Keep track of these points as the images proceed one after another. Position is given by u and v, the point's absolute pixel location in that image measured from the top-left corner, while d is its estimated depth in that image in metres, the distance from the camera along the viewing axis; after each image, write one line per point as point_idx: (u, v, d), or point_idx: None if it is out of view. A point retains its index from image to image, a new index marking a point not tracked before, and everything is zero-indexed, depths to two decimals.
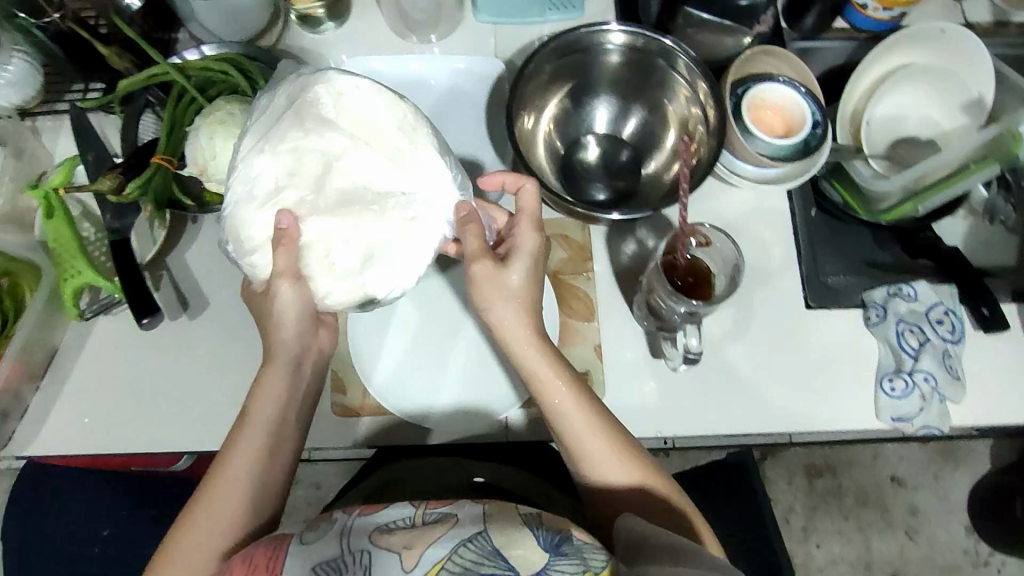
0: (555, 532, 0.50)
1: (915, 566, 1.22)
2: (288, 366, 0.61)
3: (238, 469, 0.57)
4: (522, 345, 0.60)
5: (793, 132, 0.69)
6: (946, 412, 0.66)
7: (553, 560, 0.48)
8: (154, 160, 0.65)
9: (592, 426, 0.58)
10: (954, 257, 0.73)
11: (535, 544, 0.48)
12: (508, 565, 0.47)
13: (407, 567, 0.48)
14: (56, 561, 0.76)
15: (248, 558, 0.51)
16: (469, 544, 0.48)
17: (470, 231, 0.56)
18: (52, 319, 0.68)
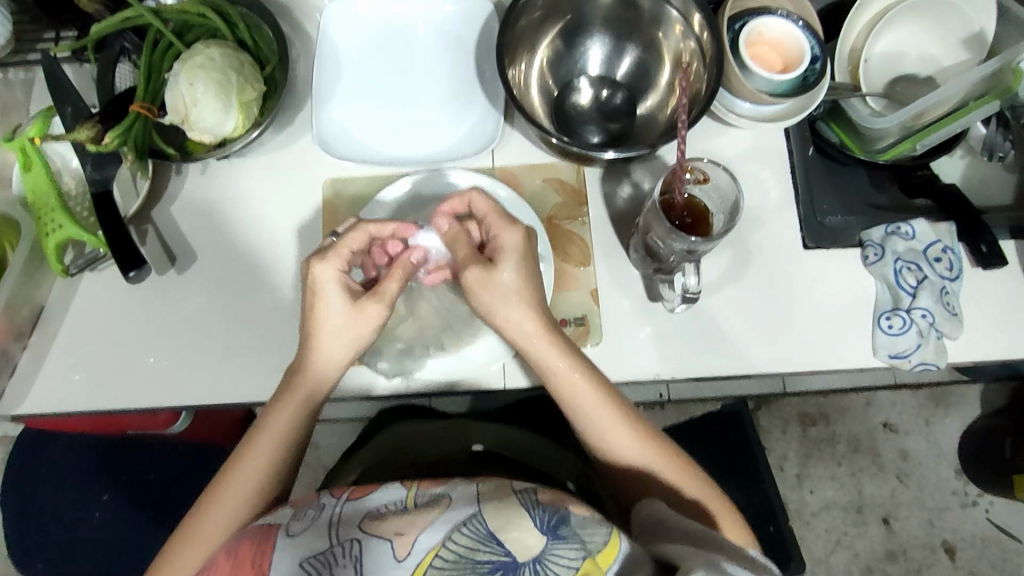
0: (552, 513, 0.48)
1: (906, 508, 1.24)
2: (307, 397, 0.59)
3: (250, 467, 0.57)
4: (534, 333, 0.59)
5: (791, 68, 0.67)
6: (943, 349, 0.66)
7: (551, 543, 0.47)
8: (133, 109, 0.63)
9: (607, 418, 0.58)
10: (953, 195, 0.72)
11: (530, 526, 0.47)
12: (503, 549, 0.46)
13: (399, 557, 0.47)
14: (64, 521, 0.90)
15: (233, 552, 0.50)
16: (463, 529, 0.48)
17: (458, 244, 0.60)
18: (37, 276, 0.67)
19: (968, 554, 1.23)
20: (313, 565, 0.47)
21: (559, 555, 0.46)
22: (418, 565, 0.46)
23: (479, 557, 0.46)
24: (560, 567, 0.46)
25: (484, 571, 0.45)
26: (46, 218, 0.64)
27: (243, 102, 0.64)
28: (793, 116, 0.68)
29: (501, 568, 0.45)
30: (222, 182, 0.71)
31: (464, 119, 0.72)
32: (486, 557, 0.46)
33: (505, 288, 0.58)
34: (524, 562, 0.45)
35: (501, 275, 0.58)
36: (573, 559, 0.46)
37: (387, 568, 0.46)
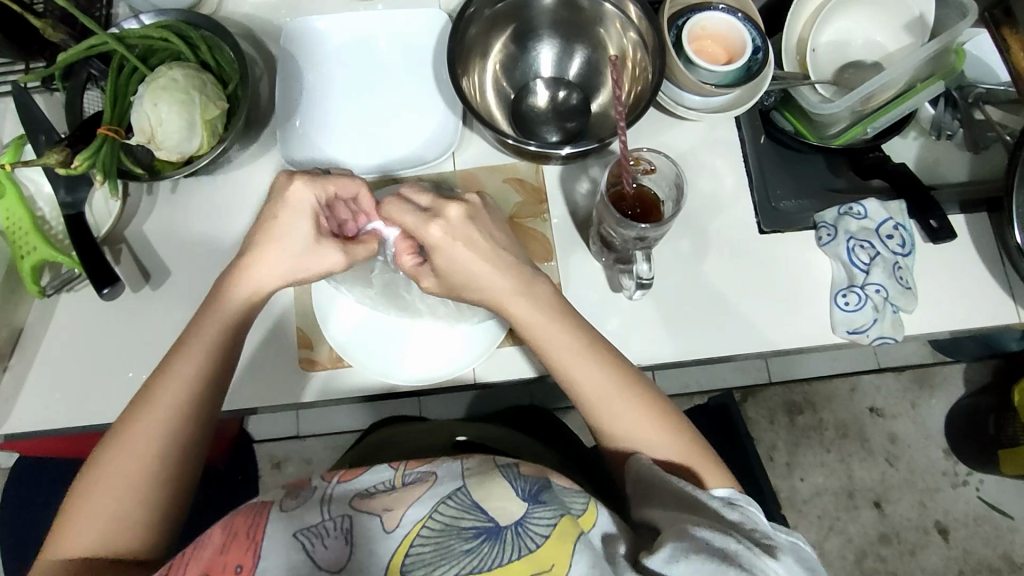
0: (532, 482, 0.48)
1: (897, 490, 1.25)
2: (214, 342, 0.58)
3: (150, 421, 0.55)
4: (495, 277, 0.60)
5: (734, 59, 0.70)
6: (899, 323, 0.68)
7: (530, 508, 0.46)
8: (101, 132, 0.65)
9: (577, 359, 0.59)
10: (901, 174, 0.72)
11: (511, 494, 0.47)
12: (487, 516, 0.46)
13: (389, 527, 0.45)
14: None
15: (226, 524, 0.46)
16: (448, 501, 0.47)
17: (403, 253, 0.62)
18: (14, 298, 0.68)
19: (962, 534, 1.24)
20: (308, 536, 0.45)
21: (539, 517, 0.46)
22: (406, 536, 0.45)
23: (464, 524, 0.45)
24: (539, 527, 0.45)
25: (469, 536, 0.45)
26: (20, 241, 0.67)
27: (207, 121, 0.66)
28: (738, 106, 0.71)
29: (485, 531, 0.45)
30: (192, 199, 0.73)
31: (423, 126, 0.75)
32: (471, 524, 0.45)
33: (463, 268, 0.59)
34: (505, 526, 0.45)
35: (456, 246, 0.59)
36: (552, 519, 0.46)
37: (377, 540, 0.45)
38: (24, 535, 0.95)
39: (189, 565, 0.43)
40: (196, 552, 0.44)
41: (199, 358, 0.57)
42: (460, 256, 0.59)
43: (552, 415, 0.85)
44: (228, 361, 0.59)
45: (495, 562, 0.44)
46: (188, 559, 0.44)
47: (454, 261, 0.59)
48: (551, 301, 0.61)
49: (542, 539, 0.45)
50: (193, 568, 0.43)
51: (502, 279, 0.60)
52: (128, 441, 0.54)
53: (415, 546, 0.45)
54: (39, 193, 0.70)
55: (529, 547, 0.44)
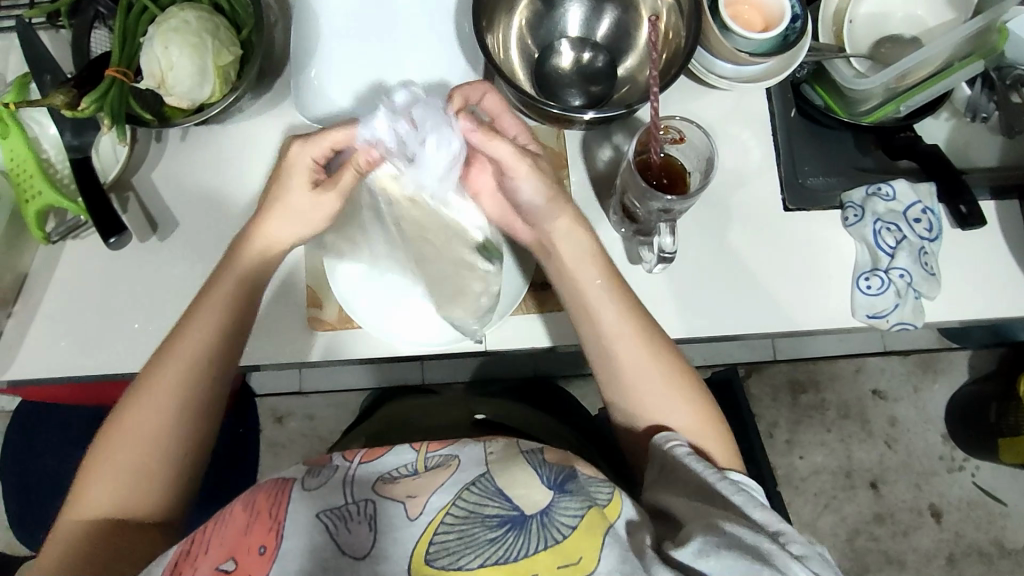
0: (558, 472, 0.48)
1: (893, 473, 1.26)
2: (222, 305, 0.58)
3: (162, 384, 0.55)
4: (559, 232, 0.61)
5: (771, 27, 0.67)
6: (920, 309, 0.67)
7: (557, 498, 0.46)
8: (109, 74, 0.63)
9: (619, 321, 0.59)
10: (935, 156, 0.71)
11: (536, 482, 0.46)
12: (512, 504, 0.45)
13: (413, 515, 0.45)
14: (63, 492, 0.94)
15: (248, 503, 0.47)
16: (471, 487, 0.46)
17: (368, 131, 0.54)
18: (18, 243, 0.67)
19: (954, 517, 1.25)
20: (330, 517, 0.45)
21: (566, 507, 0.45)
22: (430, 523, 0.44)
23: (488, 511, 0.45)
24: (567, 517, 0.45)
25: (494, 524, 0.44)
26: (25, 184, 0.65)
27: (219, 67, 0.63)
28: (772, 76, 0.68)
29: (509, 521, 0.44)
30: (202, 149, 0.71)
31: (441, 84, 0.72)
32: (495, 511, 0.45)
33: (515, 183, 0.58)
34: (531, 515, 0.45)
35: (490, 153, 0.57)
36: (579, 511, 0.45)
37: (401, 527, 0.44)
38: (27, 479, 0.95)
39: (212, 547, 0.44)
40: (219, 531, 0.45)
41: (213, 321, 0.57)
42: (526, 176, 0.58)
43: (561, 390, 0.85)
44: (241, 326, 0.59)
45: (520, 552, 0.43)
46: (210, 537, 0.45)
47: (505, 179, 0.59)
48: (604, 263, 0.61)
49: (568, 531, 0.44)
50: (218, 549, 0.44)
51: (556, 219, 0.60)
52: (138, 406, 0.55)
53: (438, 534, 0.44)
54: (44, 135, 0.68)
55: (556, 537, 0.44)
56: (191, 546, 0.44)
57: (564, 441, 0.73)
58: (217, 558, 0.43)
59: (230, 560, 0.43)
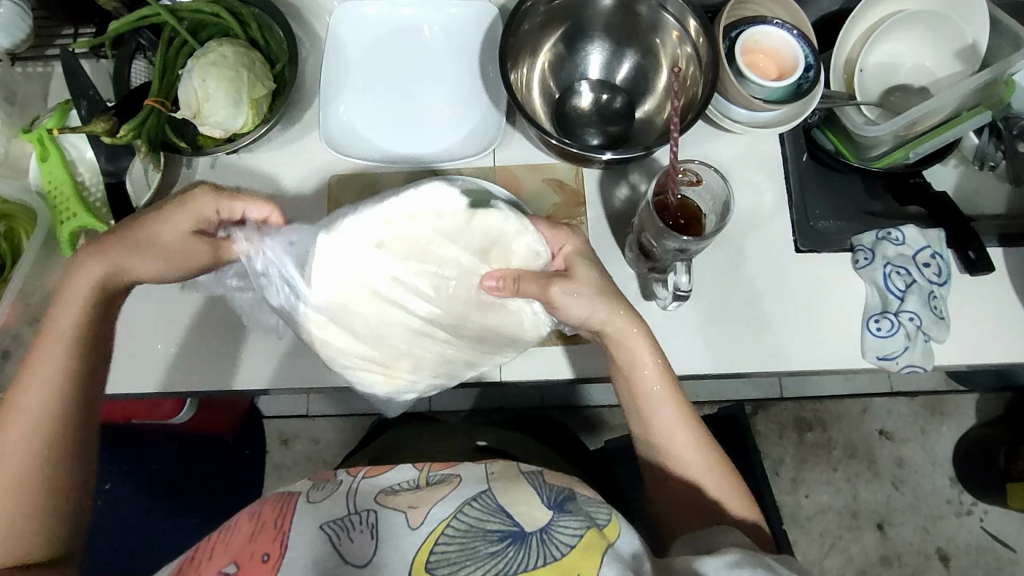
0: (557, 493, 0.48)
1: (901, 514, 1.25)
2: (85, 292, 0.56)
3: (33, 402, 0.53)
4: (619, 328, 0.60)
5: (785, 75, 0.69)
6: (930, 352, 0.68)
7: (557, 516, 0.46)
8: (149, 103, 0.65)
9: (658, 401, 0.60)
10: (942, 202, 0.73)
11: (537, 500, 0.47)
12: (512, 520, 0.45)
13: (414, 524, 0.45)
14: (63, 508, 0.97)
15: (255, 513, 0.48)
16: (473, 502, 0.47)
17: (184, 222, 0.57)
18: (50, 262, 0.69)
19: (962, 562, 1.24)
20: (333, 528, 0.45)
21: (565, 526, 0.45)
22: (430, 534, 0.45)
23: (489, 526, 0.45)
24: (566, 535, 0.44)
25: (494, 539, 0.44)
26: (62, 207, 0.67)
27: (254, 99, 0.66)
28: (786, 122, 0.70)
29: (510, 535, 0.44)
30: (231, 178, 0.73)
31: (465, 121, 0.74)
32: (496, 527, 0.45)
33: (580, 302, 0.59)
34: (531, 531, 0.45)
35: (557, 293, 0.58)
36: (577, 529, 0.45)
37: (401, 535, 0.45)
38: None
39: (218, 552, 0.45)
40: (226, 540, 0.46)
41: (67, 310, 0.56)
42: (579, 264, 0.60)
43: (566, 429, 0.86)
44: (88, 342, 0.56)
45: (520, 566, 0.43)
46: (217, 546, 0.45)
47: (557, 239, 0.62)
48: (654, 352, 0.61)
49: (567, 548, 0.44)
50: (222, 555, 0.44)
51: (608, 318, 0.60)
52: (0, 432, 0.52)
53: (439, 543, 0.44)
54: (81, 158, 0.70)
55: (555, 554, 0.43)
56: (198, 555, 0.45)
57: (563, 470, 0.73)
58: (222, 562, 0.44)
59: (234, 564, 0.43)
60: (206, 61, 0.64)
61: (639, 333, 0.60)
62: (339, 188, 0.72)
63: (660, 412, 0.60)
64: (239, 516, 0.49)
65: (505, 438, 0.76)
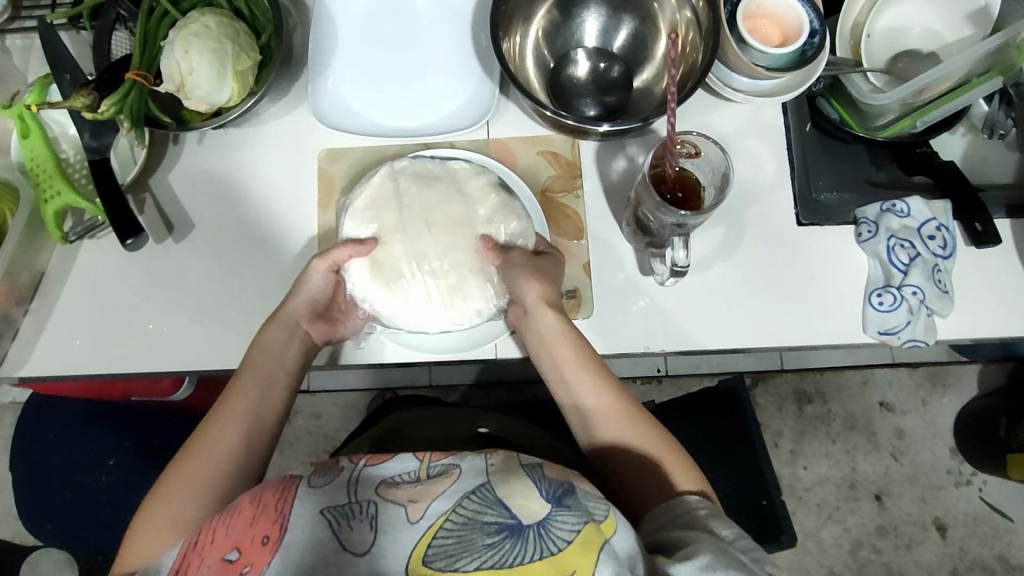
0: (557, 486, 0.47)
1: (899, 485, 1.26)
2: (292, 326, 0.63)
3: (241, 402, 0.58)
4: (541, 318, 0.62)
5: (788, 41, 0.67)
6: (932, 327, 0.67)
7: (555, 510, 0.45)
8: (129, 76, 0.63)
9: (586, 381, 0.61)
10: (948, 171, 0.72)
11: (536, 494, 0.46)
12: (510, 513, 0.44)
13: (413, 519, 0.45)
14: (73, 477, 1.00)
15: (256, 498, 0.47)
16: (472, 495, 0.46)
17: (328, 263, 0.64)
18: (37, 242, 0.68)
19: (959, 532, 1.24)
20: (333, 514, 0.45)
21: (563, 520, 0.44)
22: (429, 527, 0.44)
23: (486, 519, 0.44)
24: (563, 531, 0.44)
25: (492, 531, 0.44)
26: (45, 184, 0.65)
27: (238, 72, 0.64)
28: (789, 90, 0.68)
29: (507, 528, 0.44)
30: (219, 153, 0.71)
31: (456, 92, 0.72)
32: (493, 519, 0.44)
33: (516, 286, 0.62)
34: (529, 525, 0.44)
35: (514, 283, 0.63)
36: (576, 525, 0.44)
37: (400, 529, 0.44)
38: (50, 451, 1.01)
39: (220, 538, 0.46)
40: (227, 525, 0.47)
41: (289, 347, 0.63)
42: (520, 286, 0.62)
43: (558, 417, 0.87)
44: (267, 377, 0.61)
45: (517, 560, 0.42)
46: (218, 528, 0.47)
47: (512, 278, 0.63)
48: (577, 337, 0.62)
49: (564, 544, 0.43)
50: (223, 541, 0.45)
51: (540, 305, 0.62)
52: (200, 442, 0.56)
53: (437, 537, 0.44)
54: (63, 135, 0.69)
55: (552, 549, 0.43)
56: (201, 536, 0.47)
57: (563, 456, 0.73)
58: (224, 549, 0.45)
59: (235, 550, 0.44)
60: (186, 32, 0.62)
61: (575, 338, 0.62)
62: (329, 161, 0.71)
63: (590, 391, 0.61)
64: (240, 499, 0.49)
65: (504, 426, 0.76)
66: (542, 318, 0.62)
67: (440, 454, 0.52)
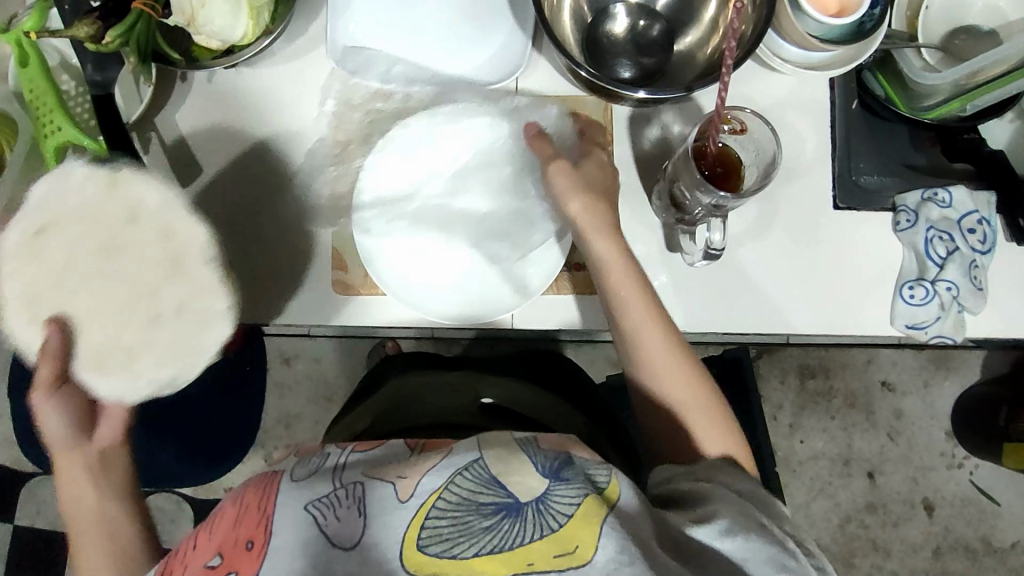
0: (554, 458, 0.45)
1: (892, 464, 1.27)
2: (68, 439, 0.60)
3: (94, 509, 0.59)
4: (618, 279, 0.59)
5: (846, 12, 0.61)
6: (961, 324, 0.65)
7: (553, 485, 0.43)
8: (136, 7, 0.58)
9: (654, 341, 0.58)
10: (995, 160, 0.69)
11: (531, 469, 0.43)
12: (506, 492, 0.42)
13: (404, 497, 0.42)
14: None
15: (237, 498, 0.46)
16: (464, 473, 0.43)
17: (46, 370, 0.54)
18: (36, 179, 0.65)
19: (946, 512, 1.26)
20: (319, 507, 0.43)
21: (562, 494, 0.42)
22: (423, 505, 0.42)
23: (482, 499, 0.42)
24: (563, 505, 0.41)
25: (488, 513, 0.41)
26: (44, 118, 0.61)
27: (254, 7, 0.60)
28: (841, 64, 0.64)
29: (504, 508, 0.41)
30: (230, 94, 0.67)
31: (486, 44, 0.67)
32: (490, 499, 0.42)
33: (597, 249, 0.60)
34: (527, 502, 0.42)
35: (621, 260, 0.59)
36: (575, 499, 0.42)
37: (390, 510, 0.42)
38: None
39: (205, 542, 0.43)
40: (210, 529, 0.44)
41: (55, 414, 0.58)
42: (600, 249, 0.60)
43: (559, 361, 0.84)
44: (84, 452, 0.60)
45: (514, 540, 0.40)
46: (204, 536, 0.44)
47: (582, 228, 0.61)
48: (653, 299, 0.59)
49: (564, 519, 0.41)
50: (207, 547, 0.43)
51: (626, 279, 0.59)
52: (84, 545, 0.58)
53: (430, 518, 0.41)
54: (64, 65, 0.65)
55: (551, 526, 0.41)
56: (188, 543, 0.44)
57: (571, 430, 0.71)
58: (207, 555, 0.42)
59: (218, 555, 0.42)
60: None
61: (650, 295, 0.59)
62: (345, 109, 0.67)
63: (653, 350, 0.58)
64: (222, 503, 0.47)
65: (513, 393, 0.75)
66: (629, 300, 0.58)
67: (431, 443, 0.50)
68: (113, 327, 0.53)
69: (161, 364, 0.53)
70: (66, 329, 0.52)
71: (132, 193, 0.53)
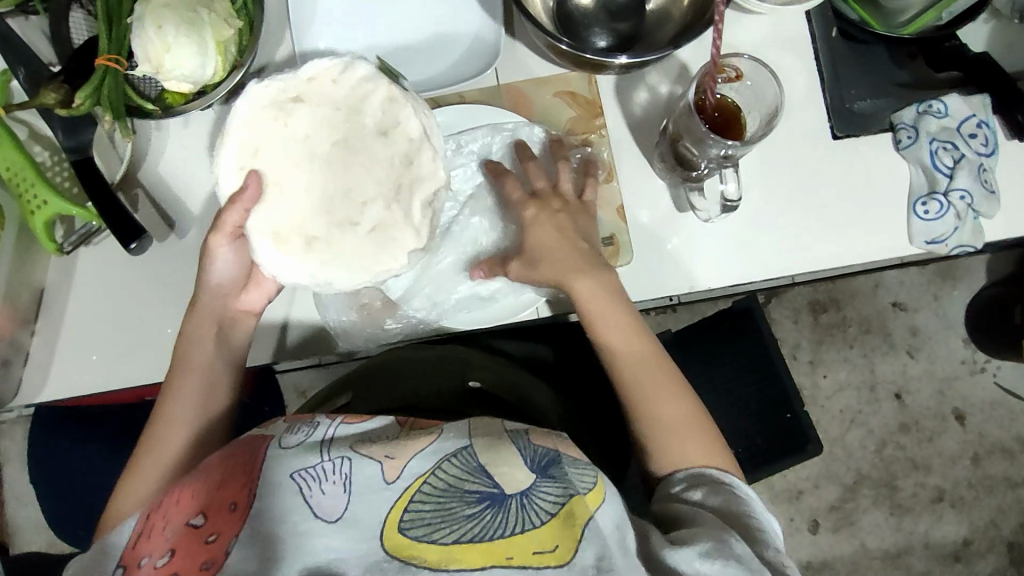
0: (542, 455, 0.46)
1: (917, 382, 1.28)
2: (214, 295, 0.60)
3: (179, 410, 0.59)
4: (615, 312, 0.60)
5: None
6: (979, 230, 0.65)
7: (539, 481, 0.45)
8: (100, 62, 0.57)
9: (634, 358, 0.60)
10: (982, 61, 0.69)
11: (519, 462, 0.45)
12: (491, 481, 0.44)
13: (388, 479, 0.44)
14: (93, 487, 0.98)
15: (225, 459, 0.49)
16: (452, 460, 0.45)
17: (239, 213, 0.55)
18: (29, 257, 0.63)
19: (979, 419, 1.28)
20: (303, 478, 0.45)
21: (546, 493, 0.44)
22: (406, 489, 0.44)
23: (468, 487, 0.44)
24: (546, 502, 0.43)
25: (472, 501, 0.43)
26: (25, 193, 0.59)
27: (221, 43, 0.58)
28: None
29: (489, 498, 0.43)
30: (209, 136, 0.65)
31: (458, 38, 0.66)
32: (475, 487, 0.44)
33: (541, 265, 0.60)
34: (510, 496, 0.44)
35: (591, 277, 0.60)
36: (559, 498, 0.44)
37: (375, 490, 0.44)
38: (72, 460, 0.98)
39: (184, 503, 0.45)
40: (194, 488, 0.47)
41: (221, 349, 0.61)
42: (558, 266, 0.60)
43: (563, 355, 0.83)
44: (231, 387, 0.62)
45: (496, 531, 0.42)
46: (185, 495, 0.46)
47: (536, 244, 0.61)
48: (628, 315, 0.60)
49: (547, 516, 0.43)
50: (187, 506, 0.45)
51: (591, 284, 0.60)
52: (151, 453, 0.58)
53: (414, 501, 0.43)
54: (36, 136, 0.63)
55: (533, 522, 0.43)
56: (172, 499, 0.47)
57: (558, 407, 0.68)
58: (189, 514, 0.44)
59: (202, 515, 0.44)
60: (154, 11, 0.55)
61: (618, 309, 0.60)
62: None
63: (626, 365, 0.60)
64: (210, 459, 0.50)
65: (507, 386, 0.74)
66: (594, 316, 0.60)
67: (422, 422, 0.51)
68: (309, 194, 0.55)
69: (294, 268, 0.55)
70: (264, 189, 0.55)
71: (260, 127, 0.55)
